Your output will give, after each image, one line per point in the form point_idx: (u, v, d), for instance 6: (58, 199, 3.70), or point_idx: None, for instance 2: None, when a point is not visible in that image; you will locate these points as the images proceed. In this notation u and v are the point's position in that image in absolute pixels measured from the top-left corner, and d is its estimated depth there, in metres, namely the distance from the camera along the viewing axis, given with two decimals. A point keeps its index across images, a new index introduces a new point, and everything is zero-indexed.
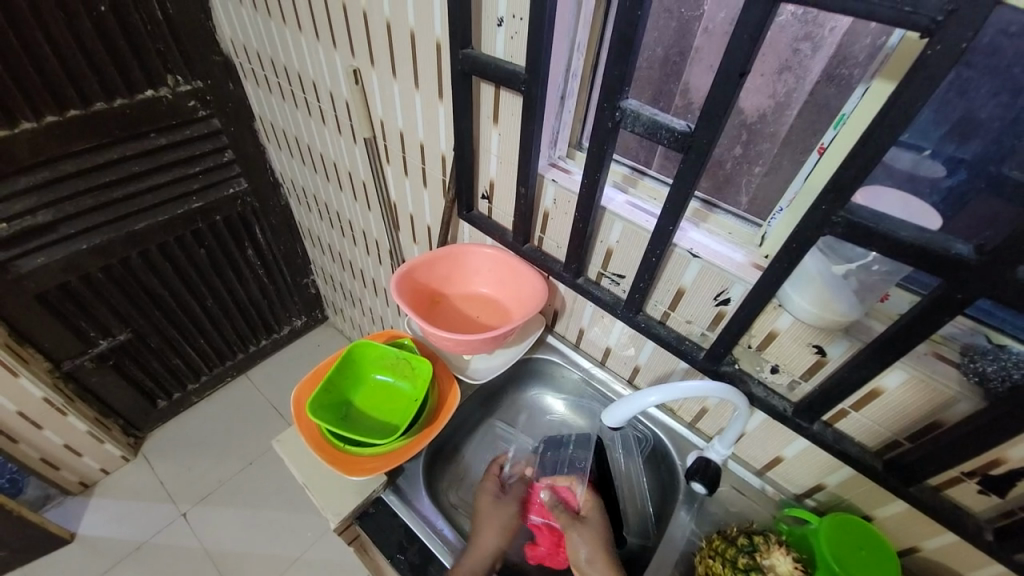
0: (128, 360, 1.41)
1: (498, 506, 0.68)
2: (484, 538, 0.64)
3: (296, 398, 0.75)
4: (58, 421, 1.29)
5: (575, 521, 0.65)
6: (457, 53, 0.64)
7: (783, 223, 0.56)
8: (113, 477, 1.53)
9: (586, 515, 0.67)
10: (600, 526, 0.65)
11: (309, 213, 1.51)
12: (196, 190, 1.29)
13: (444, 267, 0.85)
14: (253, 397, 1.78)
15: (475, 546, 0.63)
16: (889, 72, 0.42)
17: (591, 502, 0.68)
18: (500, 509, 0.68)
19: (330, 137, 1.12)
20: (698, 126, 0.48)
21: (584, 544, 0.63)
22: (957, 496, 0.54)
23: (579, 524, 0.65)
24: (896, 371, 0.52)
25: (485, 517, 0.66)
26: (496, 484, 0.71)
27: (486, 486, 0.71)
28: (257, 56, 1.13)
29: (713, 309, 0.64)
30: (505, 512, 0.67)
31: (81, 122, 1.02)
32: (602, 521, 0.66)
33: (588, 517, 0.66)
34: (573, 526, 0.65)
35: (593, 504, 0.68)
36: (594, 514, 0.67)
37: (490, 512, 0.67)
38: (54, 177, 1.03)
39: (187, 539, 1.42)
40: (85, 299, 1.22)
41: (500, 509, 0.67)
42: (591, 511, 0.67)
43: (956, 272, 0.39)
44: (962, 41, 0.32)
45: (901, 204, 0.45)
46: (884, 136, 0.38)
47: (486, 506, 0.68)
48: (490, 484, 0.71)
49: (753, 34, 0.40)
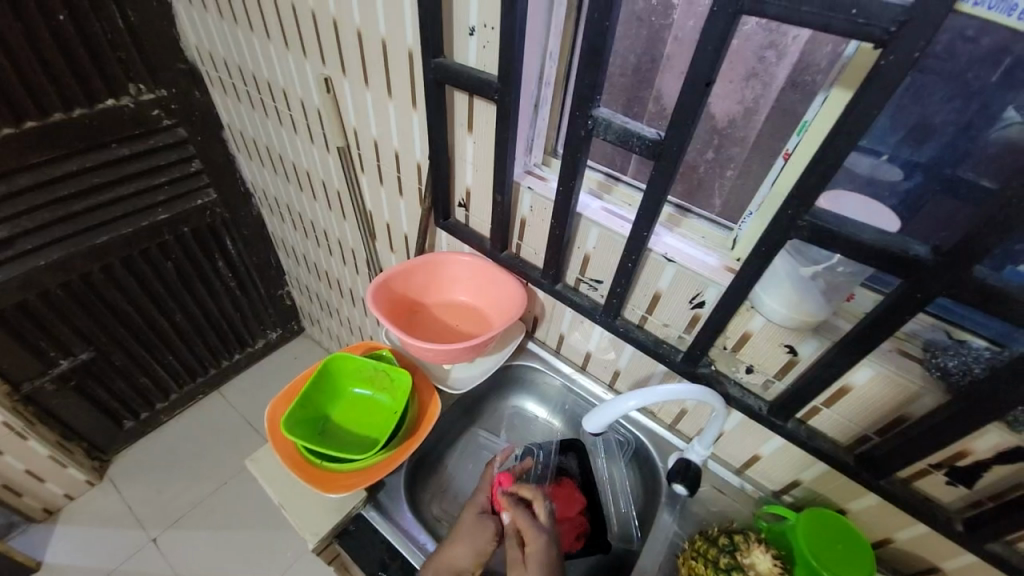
0: (92, 380, 1.34)
1: (480, 524, 0.61)
2: (452, 551, 0.59)
3: (271, 414, 0.73)
4: (18, 447, 1.22)
5: (518, 561, 0.57)
6: (429, 62, 0.64)
7: (754, 226, 0.57)
8: (77, 503, 1.45)
9: (529, 554, 0.57)
10: (543, 571, 0.55)
11: (282, 222, 1.48)
12: (163, 201, 1.25)
13: (422, 275, 0.84)
14: (228, 414, 1.72)
15: (443, 556, 0.59)
16: (847, 80, 0.44)
17: (535, 540, 0.58)
18: (479, 529, 0.61)
19: (303, 145, 1.10)
20: (668, 134, 0.49)
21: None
22: (925, 487, 0.56)
23: (522, 566, 0.56)
24: (864, 368, 0.54)
25: (463, 532, 0.61)
26: (486, 499, 0.65)
27: (475, 501, 0.65)
28: (225, 64, 1.11)
29: (689, 311, 0.65)
30: (484, 533, 0.60)
31: (37, 133, 0.98)
32: (549, 562, 0.56)
33: (531, 557, 0.57)
34: (516, 566, 0.56)
35: (538, 542, 0.58)
36: (537, 553, 0.57)
37: (468, 524, 0.62)
38: (10, 191, 0.98)
39: (159, 565, 1.36)
40: (44, 316, 1.16)
41: (480, 524, 0.61)
42: (534, 549, 0.57)
43: (915, 273, 0.41)
44: (915, 51, 0.34)
45: (862, 207, 0.46)
46: (843, 143, 0.39)
47: (467, 519, 0.63)
48: (478, 499, 0.65)
49: (716, 45, 0.41)
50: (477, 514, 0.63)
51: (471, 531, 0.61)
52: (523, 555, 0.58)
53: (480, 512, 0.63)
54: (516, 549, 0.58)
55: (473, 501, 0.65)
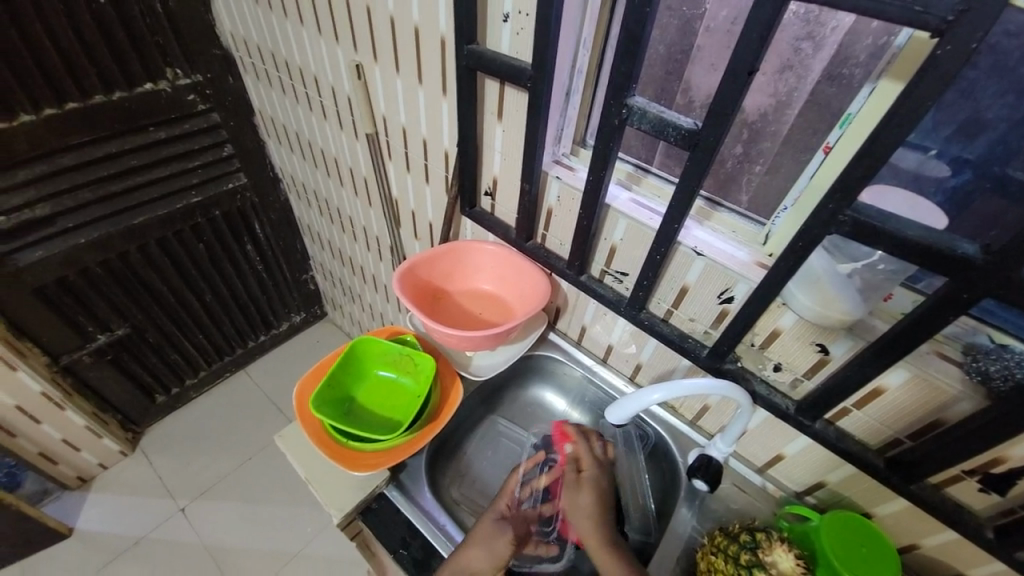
0: (127, 355, 1.40)
1: (495, 532, 0.62)
2: (466, 556, 0.59)
3: (299, 393, 0.75)
4: (57, 416, 1.28)
5: (575, 483, 0.66)
6: (462, 48, 0.64)
7: (788, 222, 0.56)
8: (111, 472, 1.52)
9: (585, 476, 0.67)
10: (596, 490, 0.65)
11: (308, 208, 1.51)
12: (196, 184, 1.28)
13: (447, 263, 0.85)
14: (253, 393, 1.78)
15: (457, 559, 0.59)
16: (898, 72, 0.42)
17: (591, 464, 0.67)
18: (496, 535, 0.62)
19: (332, 132, 1.11)
20: (705, 124, 0.48)
21: (584, 499, 0.64)
22: (957, 494, 0.54)
23: (578, 487, 0.66)
24: (899, 370, 0.53)
25: (477, 536, 0.61)
26: (507, 505, 0.66)
27: (493, 505, 0.66)
28: (258, 50, 1.12)
29: (718, 306, 0.65)
30: (498, 541, 0.61)
31: (80, 115, 1.01)
32: (600, 484, 0.66)
33: (588, 480, 0.66)
34: (572, 485, 0.66)
35: (594, 465, 0.67)
36: (592, 476, 0.67)
37: (489, 528, 0.62)
38: (53, 171, 1.02)
39: (186, 534, 1.42)
40: (83, 292, 1.21)
41: (499, 533, 0.62)
42: (590, 474, 0.67)
43: (963, 272, 0.39)
44: (972, 41, 0.32)
45: (907, 204, 0.45)
46: (891, 137, 0.38)
47: (488, 523, 0.63)
48: (499, 503, 0.65)
49: (762, 32, 0.40)
50: (498, 521, 0.64)
51: (493, 535, 0.62)
52: (579, 479, 0.66)
53: (502, 519, 0.64)
54: (573, 473, 0.67)
55: (498, 502, 0.66)
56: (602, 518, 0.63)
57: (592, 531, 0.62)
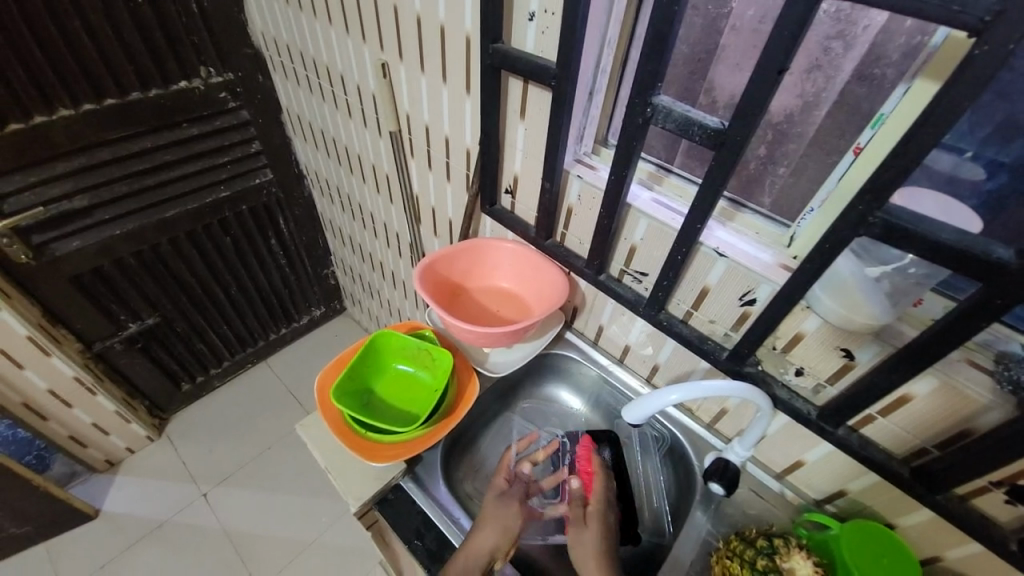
0: (156, 344, 1.45)
1: (501, 506, 0.65)
2: (478, 536, 0.61)
3: (320, 383, 0.76)
4: (88, 400, 1.34)
5: (580, 519, 0.65)
6: (487, 47, 0.64)
7: (814, 224, 0.55)
8: (137, 456, 1.58)
9: (591, 513, 0.66)
10: (601, 528, 0.64)
11: (331, 204, 1.54)
12: (225, 179, 1.32)
13: (466, 260, 0.86)
14: (273, 384, 1.82)
15: (469, 545, 0.61)
16: (933, 72, 0.41)
17: (598, 502, 0.67)
18: (502, 507, 0.65)
19: (356, 130, 1.13)
20: (732, 123, 0.47)
21: (588, 536, 0.63)
22: (983, 507, 0.53)
23: (582, 525, 0.65)
24: (926, 377, 0.51)
25: (484, 516, 0.64)
26: (505, 480, 0.70)
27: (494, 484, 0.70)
28: (286, 49, 1.15)
29: (739, 308, 0.64)
30: (505, 514, 0.64)
31: (117, 111, 1.05)
32: (605, 524, 0.65)
33: (593, 519, 0.65)
34: (578, 521, 0.65)
35: (599, 504, 0.67)
36: (598, 514, 0.66)
37: (493, 504, 0.65)
38: (90, 164, 1.07)
39: (206, 519, 1.47)
40: (116, 282, 1.26)
41: (504, 506, 0.65)
42: (596, 512, 0.66)
43: (995, 277, 0.38)
44: (1010, 42, 0.31)
45: (938, 207, 0.44)
46: (925, 137, 0.37)
47: (492, 500, 0.66)
48: (498, 480, 0.70)
49: (793, 30, 0.40)
50: (500, 497, 0.67)
51: (498, 509, 0.65)
52: (586, 515, 0.66)
53: (502, 493, 0.68)
54: (580, 509, 0.67)
55: (495, 482, 0.70)
56: (605, 559, 0.61)
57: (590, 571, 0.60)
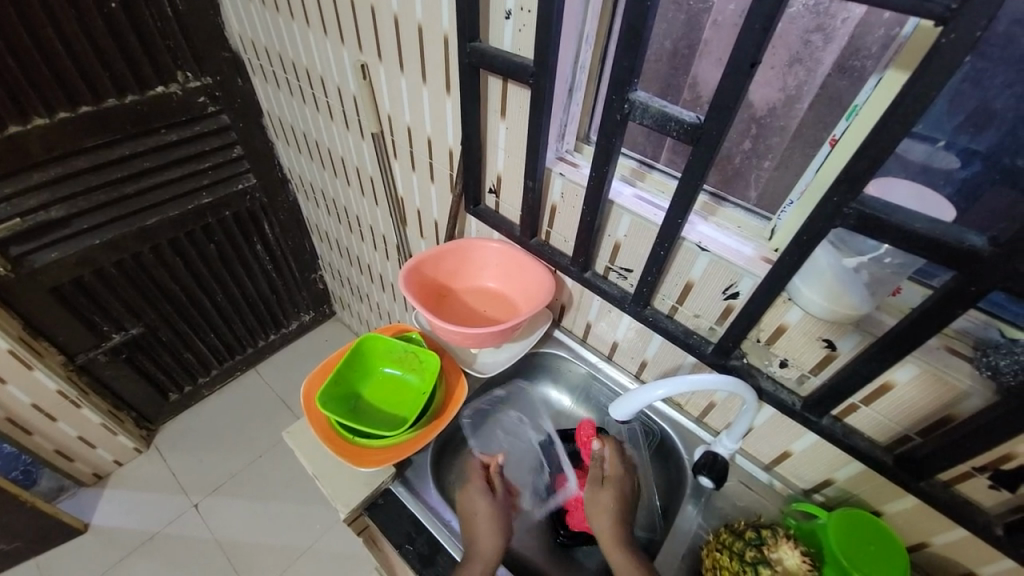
0: (141, 354, 1.43)
1: (497, 513, 0.65)
2: (485, 545, 0.61)
3: (306, 390, 0.76)
4: (73, 414, 1.31)
5: (598, 483, 0.68)
6: (465, 46, 0.64)
7: (793, 216, 0.55)
8: (126, 468, 1.55)
9: (608, 479, 0.69)
10: (618, 492, 0.67)
11: (317, 208, 1.52)
12: (207, 185, 1.30)
13: (452, 260, 0.85)
14: (264, 391, 1.80)
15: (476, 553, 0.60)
16: (903, 62, 0.41)
17: (617, 468, 0.70)
18: (495, 514, 0.65)
19: (338, 132, 1.12)
20: (708, 118, 0.47)
21: (607, 499, 0.66)
22: (967, 491, 0.53)
23: (601, 486, 0.68)
24: (907, 365, 0.52)
25: (483, 524, 0.63)
26: (485, 486, 0.68)
27: (475, 489, 0.67)
28: (265, 52, 1.14)
29: (722, 302, 0.64)
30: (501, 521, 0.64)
31: (92, 118, 1.03)
32: (622, 489, 0.67)
33: (610, 482, 0.68)
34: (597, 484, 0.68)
35: (617, 471, 0.69)
36: (617, 480, 0.68)
37: (484, 512, 0.65)
38: (67, 173, 1.05)
39: (198, 529, 1.45)
40: (98, 292, 1.24)
41: (495, 516, 0.64)
42: (615, 478, 0.68)
43: (969, 265, 0.39)
44: (976, 30, 0.32)
45: (913, 196, 0.44)
46: (897, 127, 0.37)
47: (481, 506, 0.65)
48: (479, 486, 0.67)
49: (764, 23, 0.40)
50: (490, 501, 0.66)
51: (488, 517, 0.64)
52: (603, 480, 0.68)
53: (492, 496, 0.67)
54: (598, 473, 0.69)
55: (475, 484, 0.68)
56: (621, 520, 0.64)
57: (609, 531, 0.63)
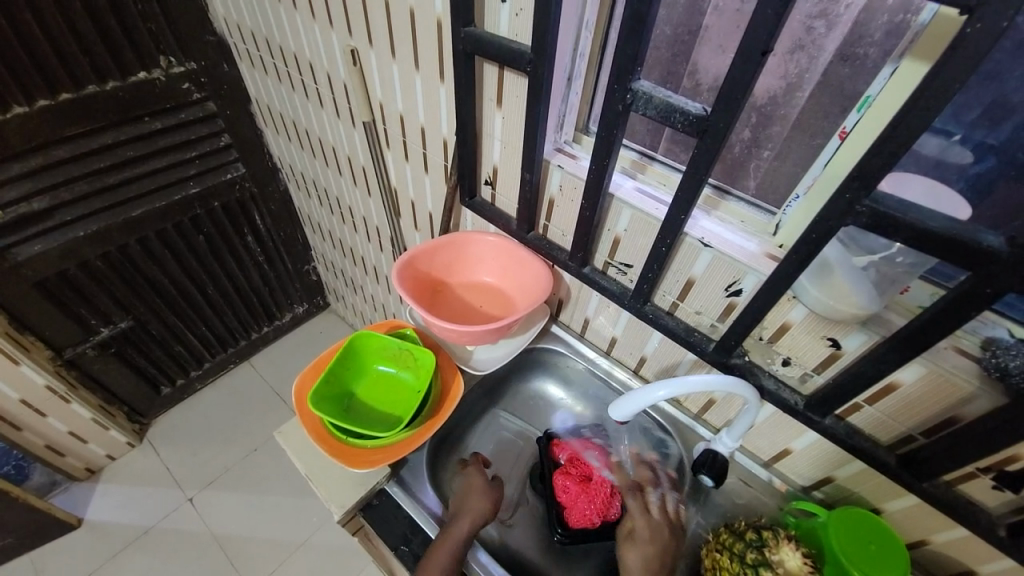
0: (130, 348, 1.40)
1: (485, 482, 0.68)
2: (472, 505, 0.64)
3: (297, 389, 0.74)
4: (62, 409, 1.29)
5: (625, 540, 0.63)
6: (459, 31, 0.61)
7: (800, 212, 0.53)
8: (119, 462, 1.54)
9: (636, 532, 0.63)
10: (653, 548, 0.61)
11: (308, 199, 1.49)
12: (193, 175, 1.27)
13: (447, 254, 0.83)
14: (258, 384, 1.78)
15: (466, 509, 0.63)
16: (922, 51, 0.39)
17: (646, 523, 0.63)
18: (485, 487, 0.67)
19: (329, 120, 1.09)
20: (714, 109, 0.45)
21: (631, 560, 0.60)
22: (970, 492, 0.53)
23: (630, 542, 0.62)
24: (913, 366, 0.51)
25: (473, 488, 0.67)
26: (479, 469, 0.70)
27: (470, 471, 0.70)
28: (252, 36, 1.09)
29: (724, 300, 0.63)
30: (491, 488, 0.67)
31: (73, 106, 0.99)
32: (654, 544, 0.61)
33: (640, 535, 0.62)
34: (625, 542, 0.63)
35: (643, 522, 0.63)
36: (645, 538, 0.62)
37: (474, 484, 0.67)
38: (48, 163, 1.01)
39: (194, 523, 1.44)
40: (84, 286, 1.21)
41: (485, 488, 0.67)
42: (643, 531, 0.62)
43: (985, 266, 0.37)
44: (1004, 20, 0.30)
45: (929, 192, 0.42)
46: (916, 121, 0.35)
47: (473, 480, 0.68)
48: (473, 468, 0.70)
49: (777, 9, 0.37)
50: (482, 477, 0.69)
51: (477, 490, 0.66)
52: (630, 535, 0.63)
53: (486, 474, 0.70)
54: (625, 530, 0.64)
55: (472, 462, 0.72)
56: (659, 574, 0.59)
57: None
